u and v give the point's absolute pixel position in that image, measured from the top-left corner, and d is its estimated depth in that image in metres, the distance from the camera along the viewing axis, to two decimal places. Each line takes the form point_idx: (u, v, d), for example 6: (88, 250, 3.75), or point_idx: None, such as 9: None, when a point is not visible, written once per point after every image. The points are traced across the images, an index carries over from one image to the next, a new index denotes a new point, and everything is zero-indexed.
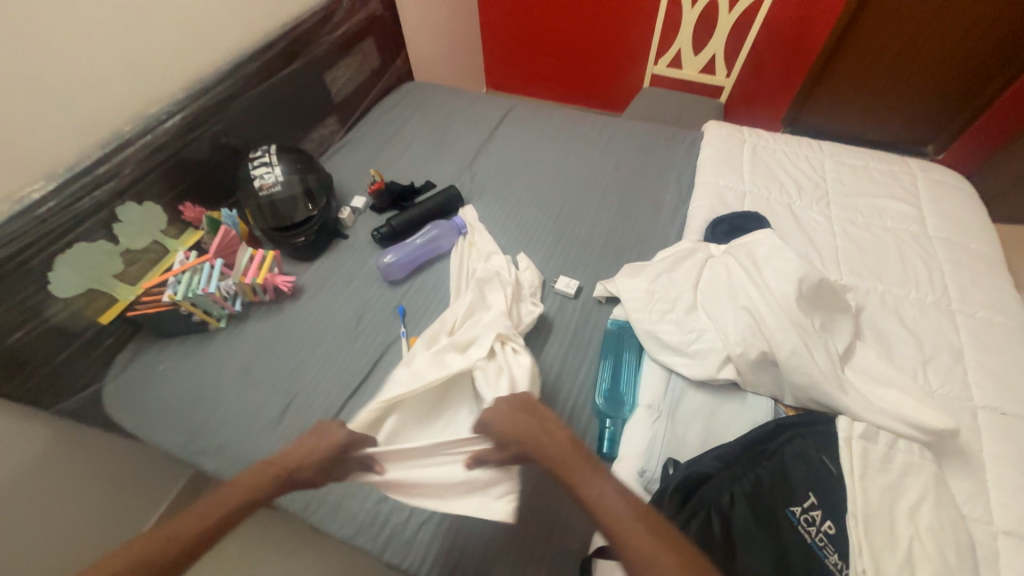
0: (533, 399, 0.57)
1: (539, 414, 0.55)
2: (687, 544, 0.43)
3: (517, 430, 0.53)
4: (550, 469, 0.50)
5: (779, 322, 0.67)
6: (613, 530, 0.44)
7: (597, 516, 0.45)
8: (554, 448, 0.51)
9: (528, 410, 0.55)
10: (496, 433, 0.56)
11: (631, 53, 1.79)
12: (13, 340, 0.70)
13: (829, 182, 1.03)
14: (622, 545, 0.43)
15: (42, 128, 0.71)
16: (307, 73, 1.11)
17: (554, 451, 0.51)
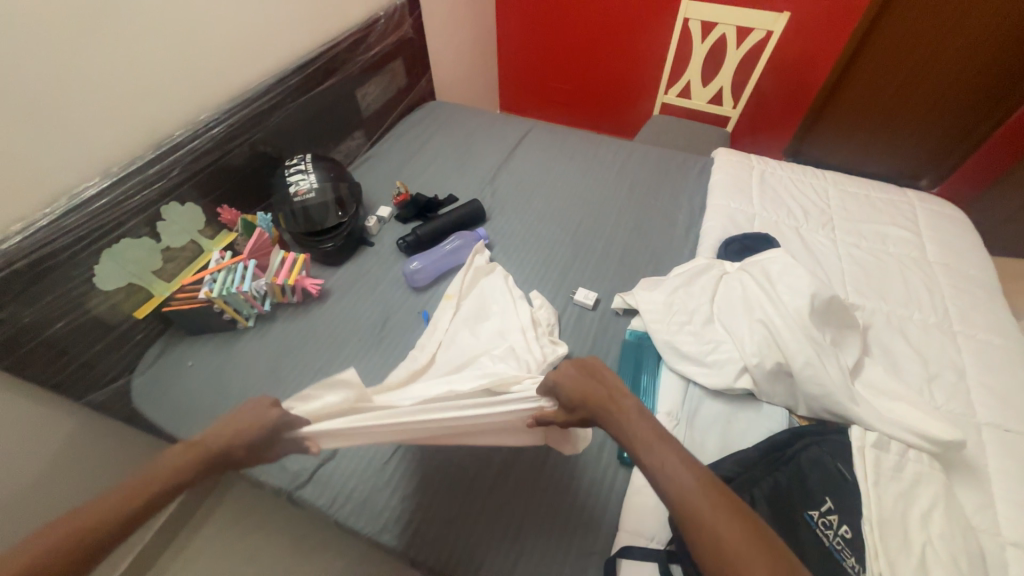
0: (601, 366, 0.59)
1: (607, 381, 0.57)
2: (763, 529, 0.42)
3: (586, 395, 0.56)
4: (618, 437, 0.52)
5: (793, 334, 0.71)
6: (680, 504, 0.44)
7: (664, 488, 0.45)
8: (621, 417, 0.52)
9: (596, 376, 0.57)
10: (564, 397, 0.58)
11: (642, 82, 1.88)
12: (55, 330, 0.72)
13: (834, 208, 1.08)
14: (690, 521, 0.43)
15: (102, 128, 0.75)
16: (341, 88, 1.17)
17: (621, 420, 0.52)
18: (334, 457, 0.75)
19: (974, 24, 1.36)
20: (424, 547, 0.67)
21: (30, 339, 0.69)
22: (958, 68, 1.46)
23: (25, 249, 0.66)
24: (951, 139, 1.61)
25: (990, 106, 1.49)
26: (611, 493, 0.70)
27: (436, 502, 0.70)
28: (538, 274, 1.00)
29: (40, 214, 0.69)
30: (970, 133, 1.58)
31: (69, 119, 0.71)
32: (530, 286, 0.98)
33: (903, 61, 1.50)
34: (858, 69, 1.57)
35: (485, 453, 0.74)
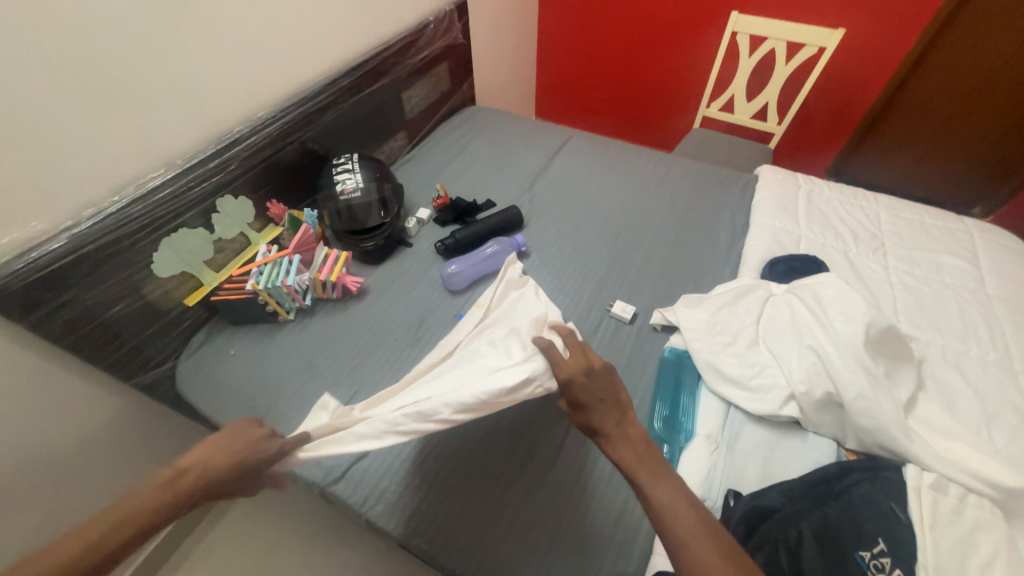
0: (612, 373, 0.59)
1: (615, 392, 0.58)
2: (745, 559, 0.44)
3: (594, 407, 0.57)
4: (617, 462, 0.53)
5: (846, 363, 0.68)
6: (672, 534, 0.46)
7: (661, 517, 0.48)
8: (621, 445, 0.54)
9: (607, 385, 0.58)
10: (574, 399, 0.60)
11: (683, 94, 1.86)
12: (113, 312, 0.76)
13: (885, 233, 1.04)
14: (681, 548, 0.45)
15: (169, 122, 0.78)
16: (389, 91, 1.20)
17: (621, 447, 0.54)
18: (368, 455, 0.75)
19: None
20: (452, 552, 0.67)
21: (91, 320, 0.73)
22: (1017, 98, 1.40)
23: (93, 234, 0.70)
24: (1005, 171, 1.54)
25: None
26: (645, 514, 0.68)
27: (466, 512, 0.70)
28: (575, 284, 1.00)
29: (109, 201, 0.73)
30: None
31: (141, 113, 0.74)
32: (567, 296, 0.97)
33: (959, 87, 1.45)
34: (911, 92, 1.53)
35: (519, 464, 0.73)
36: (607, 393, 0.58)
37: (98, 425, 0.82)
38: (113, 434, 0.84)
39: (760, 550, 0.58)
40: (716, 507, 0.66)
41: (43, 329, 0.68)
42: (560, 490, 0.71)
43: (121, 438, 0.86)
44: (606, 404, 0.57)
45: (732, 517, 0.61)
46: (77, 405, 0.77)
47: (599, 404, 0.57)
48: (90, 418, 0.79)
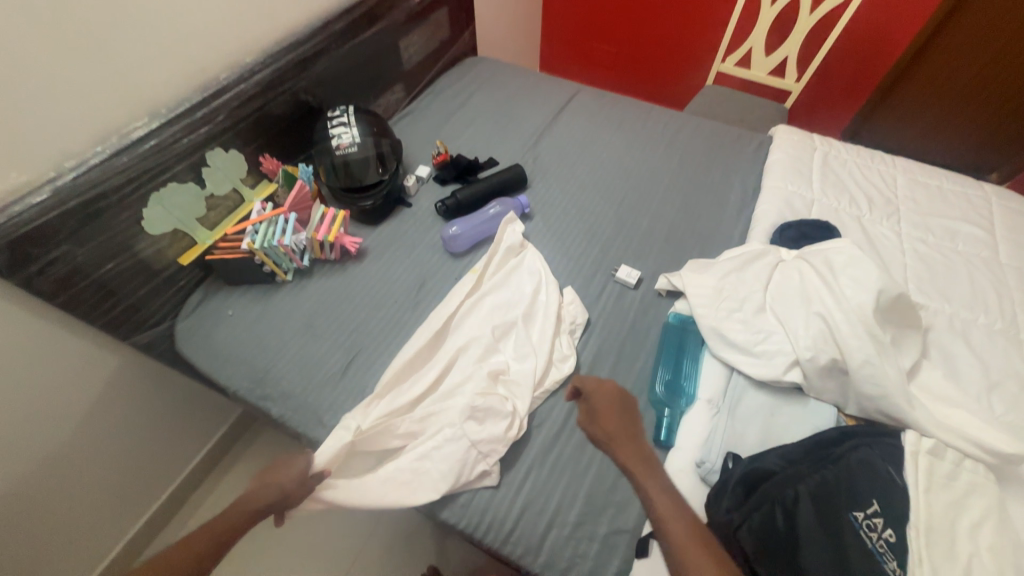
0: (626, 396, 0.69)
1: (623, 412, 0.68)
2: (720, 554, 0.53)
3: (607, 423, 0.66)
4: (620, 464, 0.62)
5: (853, 330, 0.67)
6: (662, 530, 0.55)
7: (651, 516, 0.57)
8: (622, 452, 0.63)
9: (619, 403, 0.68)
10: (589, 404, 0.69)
11: (696, 47, 1.76)
12: (106, 271, 0.74)
13: (901, 199, 1.01)
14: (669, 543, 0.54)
15: (150, 67, 0.73)
16: (385, 37, 1.12)
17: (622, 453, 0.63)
18: None
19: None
20: (452, 510, 0.68)
21: (84, 278, 0.71)
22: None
23: (78, 187, 0.67)
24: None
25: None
26: None
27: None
28: (580, 248, 0.97)
29: (93, 153, 0.69)
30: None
31: (121, 56, 0.69)
32: (571, 259, 0.95)
33: (990, 46, 1.36)
34: (939, 50, 1.43)
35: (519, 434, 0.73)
36: (620, 411, 0.68)
37: (100, 384, 0.81)
38: (116, 393, 0.84)
39: (756, 509, 0.58)
40: (714, 469, 0.66)
41: (35, 287, 0.66)
42: (562, 452, 0.71)
43: (125, 397, 0.86)
44: (621, 418, 0.66)
45: (731, 478, 0.62)
46: (76, 363, 0.77)
47: (612, 417, 0.66)
48: (91, 377, 0.79)
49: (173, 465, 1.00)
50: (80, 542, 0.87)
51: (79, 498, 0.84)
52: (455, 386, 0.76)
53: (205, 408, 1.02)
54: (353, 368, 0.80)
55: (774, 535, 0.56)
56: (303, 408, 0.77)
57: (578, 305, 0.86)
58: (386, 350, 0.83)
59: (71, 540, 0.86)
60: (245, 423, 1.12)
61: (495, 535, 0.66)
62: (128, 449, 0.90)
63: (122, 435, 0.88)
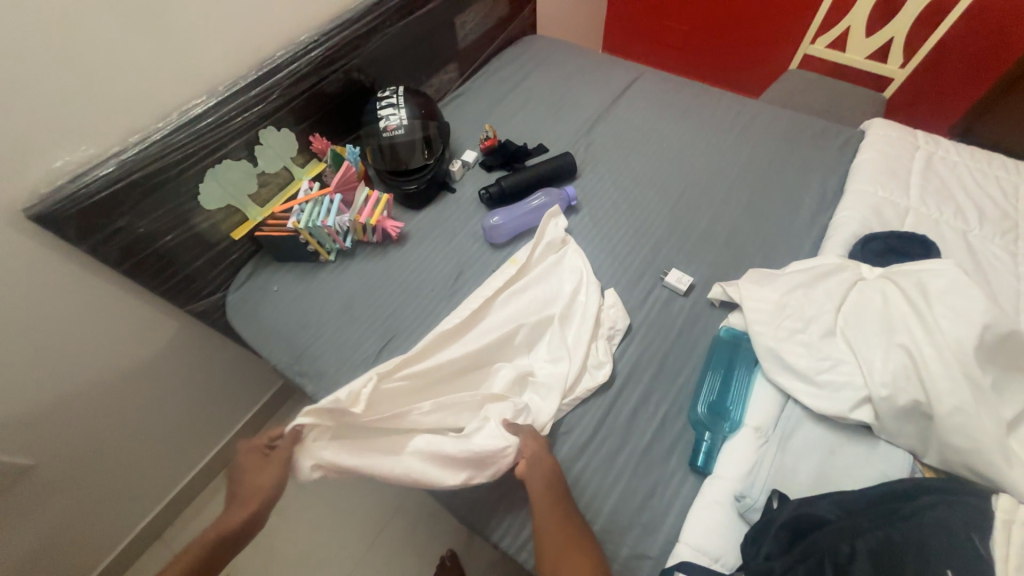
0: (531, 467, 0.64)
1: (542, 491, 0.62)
2: None
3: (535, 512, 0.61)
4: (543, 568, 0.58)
5: (946, 370, 0.57)
6: None
7: None
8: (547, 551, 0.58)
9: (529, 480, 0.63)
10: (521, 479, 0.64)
11: (781, 27, 1.58)
12: (165, 242, 0.77)
13: (1023, 213, 0.85)
14: None
15: (211, 44, 0.74)
16: (441, 14, 1.08)
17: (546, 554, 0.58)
18: None
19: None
20: (470, 509, 0.67)
21: (144, 248, 0.75)
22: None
23: (139, 161, 0.70)
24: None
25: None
26: (674, 500, 0.65)
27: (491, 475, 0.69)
28: (627, 247, 0.91)
29: (154, 128, 0.72)
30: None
31: (183, 32, 0.70)
32: (616, 258, 0.89)
33: None
34: None
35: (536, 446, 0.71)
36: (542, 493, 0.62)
37: (159, 346, 0.87)
38: (172, 355, 0.91)
39: (801, 560, 0.52)
40: (755, 506, 0.60)
41: (101, 254, 0.71)
42: (591, 467, 0.67)
43: (181, 360, 0.93)
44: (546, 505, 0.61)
45: (773, 521, 0.56)
46: (139, 326, 0.83)
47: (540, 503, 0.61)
48: (152, 338, 0.85)
49: (222, 426, 1.07)
50: (141, 486, 0.97)
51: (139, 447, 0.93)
52: (480, 383, 0.74)
53: (252, 375, 1.09)
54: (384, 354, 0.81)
55: None
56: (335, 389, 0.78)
57: (620, 310, 0.80)
58: (419, 338, 0.82)
59: (133, 483, 0.95)
60: (288, 392, 1.18)
61: (510, 540, 0.65)
62: (182, 407, 0.97)
63: (178, 392, 0.95)
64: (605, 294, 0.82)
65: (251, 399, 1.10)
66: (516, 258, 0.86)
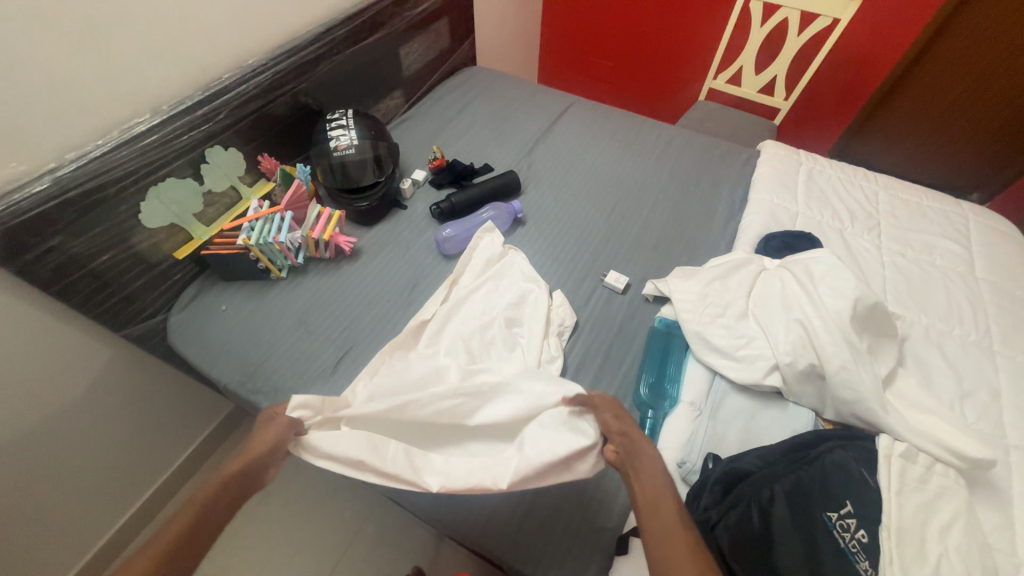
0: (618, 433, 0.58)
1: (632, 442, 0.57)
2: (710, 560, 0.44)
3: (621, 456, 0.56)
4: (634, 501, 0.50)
5: (831, 336, 0.70)
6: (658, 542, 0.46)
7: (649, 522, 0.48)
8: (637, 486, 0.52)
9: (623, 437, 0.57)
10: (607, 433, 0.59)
11: (689, 66, 1.82)
12: (101, 262, 0.75)
13: (882, 213, 1.04)
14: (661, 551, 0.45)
15: (156, 65, 0.75)
16: (386, 44, 1.15)
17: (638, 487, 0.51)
18: None
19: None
20: (439, 506, 0.69)
21: (78, 268, 0.72)
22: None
23: (76, 178, 0.68)
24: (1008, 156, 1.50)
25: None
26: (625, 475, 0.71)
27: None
28: (570, 253, 0.99)
29: (93, 145, 0.70)
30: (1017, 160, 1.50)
31: (126, 52, 0.71)
32: (561, 263, 0.98)
33: (959, 80, 1.45)
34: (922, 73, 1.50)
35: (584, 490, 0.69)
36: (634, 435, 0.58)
37: (90, 376, 0.82)
38: (104, 384, 0.85)
39: (733, 508, 0.59)
40: (694, 469, 0.68)
41: (29, 275, 0.67)
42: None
43: (115, 390, 0.87)
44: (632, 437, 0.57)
45: (709, 478, 0.64)
46: (68, 355, 0.77)
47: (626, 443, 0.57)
48: (81, 366, 0.80)
49: (161, 458, 1.02)
50: (67, 531, 0.89)
51: (67, 488, 0.86)
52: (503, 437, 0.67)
53: (194, 404, 1.04)
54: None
55: (750, 534, 0.57)
56: None
57: (568, 310, 0.87)
58: (378, 347, 0.84)
59: (58, 529, 0.88)
60: (235, 418, 1.15)
61: (479, 529, 0.67)
62: (117, 440, 0.91)
63: (108, 423, 0.89)
64: (553, 296, 0.89)
65: (193, 428, 1.06)
66: (455, 278, 0.89)
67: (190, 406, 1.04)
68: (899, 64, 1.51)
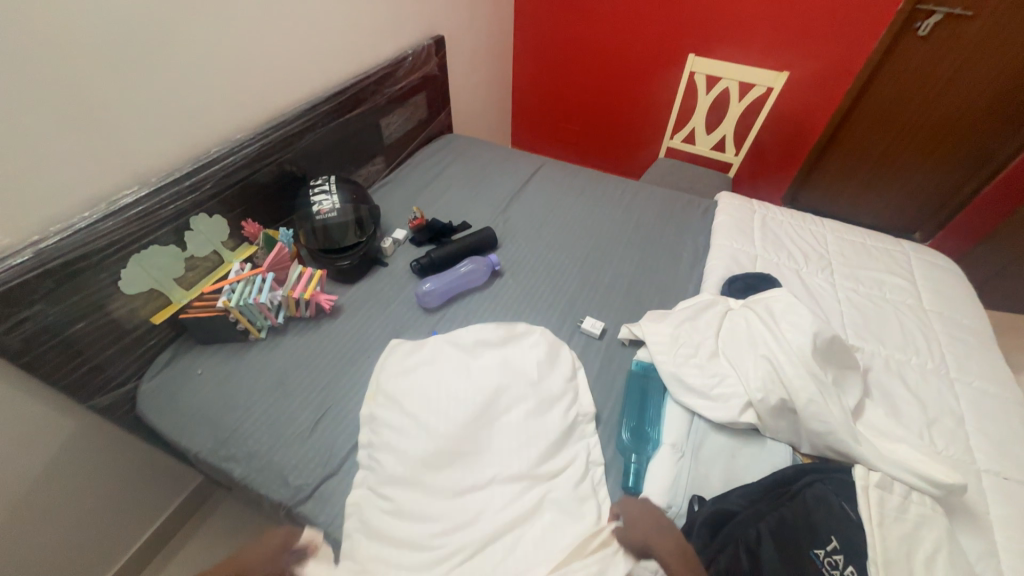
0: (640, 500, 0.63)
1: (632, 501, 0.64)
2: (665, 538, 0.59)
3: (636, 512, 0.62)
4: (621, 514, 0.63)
5: (797, 370, 0.73)
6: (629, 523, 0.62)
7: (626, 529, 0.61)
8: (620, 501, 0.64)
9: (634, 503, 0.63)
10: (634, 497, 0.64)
11: (647, 129, 2.00)
12: (75, 330, 0.74)
13: (832, 254, 1.13)
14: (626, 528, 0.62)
15: (145, 141, 0.80)
16: (367, 117, 1.24)
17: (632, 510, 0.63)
18: (310, 499, 0.72)
19: (976, 75, 1.46)
20: None
21: (51, 338, 0.71)
22: (970, 112, 1.54)
23: (62, 249, 0.69)
24: (956, 182, 1.69)
25: (1006, 139, 1.54)
26: None
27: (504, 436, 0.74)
28: (547, 302, 1.03)
29: (79, 217, 0.73)
30: (966, 184, 1.68)
31: (118, 131, 0.76)
32: (540, 312, 1.01)
33: (891, 131, 1.67)
34: (852, 127, 1.71)
35: None
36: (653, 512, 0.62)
37: (48, 455, 0.78)
38: (68, 459, 0.81)
39: (722, 552, 0.59)
40: (680, 513, 0.68)
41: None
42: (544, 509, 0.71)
43: (77, 468, 0.83)
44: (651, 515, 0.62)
45: (697, 520, 0.63)
46: (28, 432, 0.74)
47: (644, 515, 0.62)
48: (45, 441, 0.77)
49: (122, 539, 0.96)
50: None
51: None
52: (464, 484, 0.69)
53: (162, 478, 1.00)
54: (320, 492, 0.73)
55: None
56: (270, 467, 0.75)
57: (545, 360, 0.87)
58: (357, 406, 0.83)
59: None
60: (203, 493, 1.09)
61: None
62: (75, 522, 0.86)
63: (66, 502, 0.83)
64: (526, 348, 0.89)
65: (156, 506, 1.00)
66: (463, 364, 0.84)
67: (158, 479, 0.99)
68: (832, 121, 1.68)
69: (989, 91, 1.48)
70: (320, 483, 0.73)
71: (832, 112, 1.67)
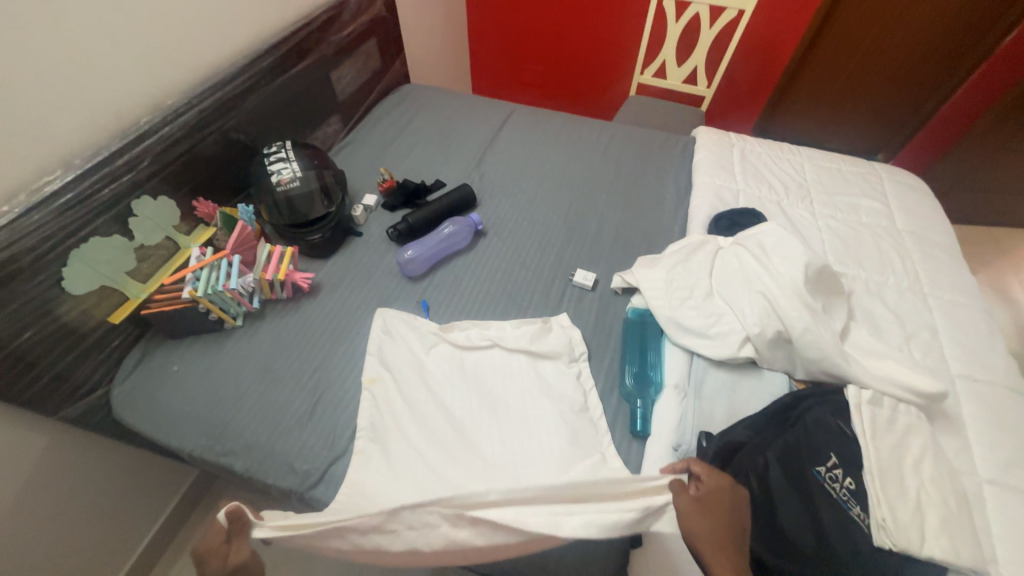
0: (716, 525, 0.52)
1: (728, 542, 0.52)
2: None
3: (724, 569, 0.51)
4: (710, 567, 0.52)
5: (791, 302, 0.75)
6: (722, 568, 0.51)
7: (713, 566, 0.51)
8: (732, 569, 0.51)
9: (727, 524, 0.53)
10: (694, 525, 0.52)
11: (614, 65, 1.91)
12: (23, 341, 0.66)
13: (810, 183, 1.13)
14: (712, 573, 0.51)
15: (57, 116, 0.68)
16: (316, 70, 1.11)
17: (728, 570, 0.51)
18: (321, 483, 0.70)
19: None
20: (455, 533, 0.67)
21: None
22: (939, 24, 1.51)
23: None
24: (920, 99, 1.71)
25: (964, 51, 1.55)
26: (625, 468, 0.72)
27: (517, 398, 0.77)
28: (535, 258, 1.00)
29: None
30: (928, 99, 1.70)
31: (22, 106, 0.64)
32: (529, 268, 0.98)
33: (857, 49, 1.64)
34: (820, 49, 1.67)
35: None
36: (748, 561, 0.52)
37: (22, 477, 0.73)
38: (47, 474, 0.76)
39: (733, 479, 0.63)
40: (689, 449, 0.71)
41: None
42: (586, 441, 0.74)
43: (59, 481, 0.78)
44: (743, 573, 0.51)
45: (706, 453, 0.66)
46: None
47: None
48: (15, 460, 0.71)
49: (127, 540, 0.94)
50: None
51: None
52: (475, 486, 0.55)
53: (154, 480, 0.96)
54: (332, 472, 0.71)
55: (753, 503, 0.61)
56: (273, 456, 0.72)
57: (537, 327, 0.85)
58: (354, 383, 0.80)
59: None
60: (201, 488, 1.07)
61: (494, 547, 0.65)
62: (70, 534, 0.83)
63: (53, 517, 0.79)
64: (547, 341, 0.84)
65: (156, 505, 0.98)
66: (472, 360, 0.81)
67: (153, 479, 0.96)
68: (801, 43, 1.64)
69: (956, 0, 1.45)
70: (327, 468, 0.71)
71: (801, 33, 1.62)
